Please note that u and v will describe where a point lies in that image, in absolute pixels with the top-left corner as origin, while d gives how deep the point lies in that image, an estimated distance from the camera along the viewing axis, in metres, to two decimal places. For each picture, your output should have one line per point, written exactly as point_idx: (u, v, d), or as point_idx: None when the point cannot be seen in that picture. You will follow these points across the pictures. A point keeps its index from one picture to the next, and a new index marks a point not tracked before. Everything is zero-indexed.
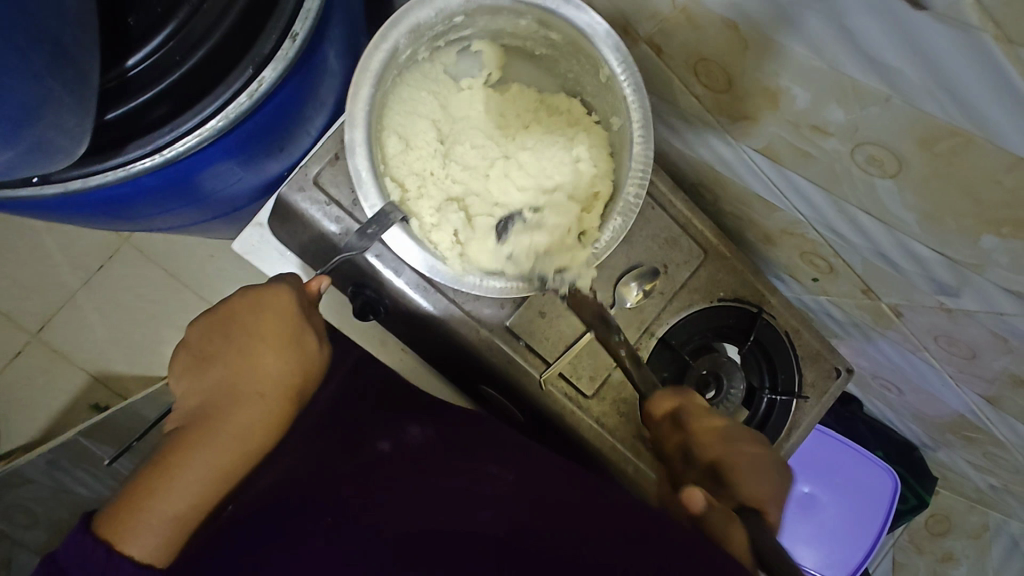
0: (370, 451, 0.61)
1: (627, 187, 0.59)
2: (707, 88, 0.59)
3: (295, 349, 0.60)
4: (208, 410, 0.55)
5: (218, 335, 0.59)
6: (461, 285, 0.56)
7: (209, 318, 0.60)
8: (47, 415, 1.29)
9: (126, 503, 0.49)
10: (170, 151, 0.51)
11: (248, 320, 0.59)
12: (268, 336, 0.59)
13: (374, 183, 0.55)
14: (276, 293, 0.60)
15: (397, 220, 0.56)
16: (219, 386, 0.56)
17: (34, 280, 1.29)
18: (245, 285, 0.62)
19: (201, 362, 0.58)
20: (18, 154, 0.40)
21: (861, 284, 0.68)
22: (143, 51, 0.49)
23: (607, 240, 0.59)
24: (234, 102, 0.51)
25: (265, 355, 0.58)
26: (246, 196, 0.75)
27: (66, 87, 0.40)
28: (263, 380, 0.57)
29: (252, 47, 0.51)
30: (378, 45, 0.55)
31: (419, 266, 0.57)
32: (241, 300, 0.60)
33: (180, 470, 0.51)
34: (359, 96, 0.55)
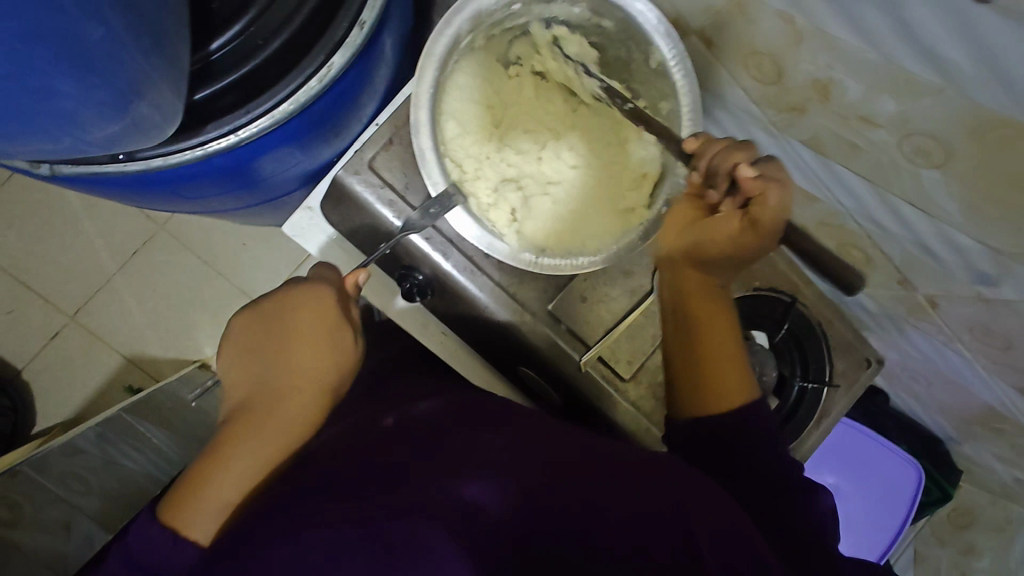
0: (379, 425, 0.60)
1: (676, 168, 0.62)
2: (756, 80, 0.61)
3: (331, 343, 0.61)
4: (251, 402, 0.58)
5: (262, 333, 0.61)
6: (519, 262, 0.62)
7: (251, 314, 0.63)
8: (84, 395, 1.33)
9: (183, 490, 0.54)
10: (244, 132, 0.53)
11: (289, 314, 0.61)
12: (306, 331, 0.60)
13: (437, 163, 0.61)
14: (318, 292, 0.62)
15: (459, 203, 0.62)
16: (263, 382, 0.59)
17: (74, 263, 1.33)
18: (290, 279, 0.64)
19: (248, 358, 0.61)
20: (120, 128, 0.44)
21: (898, 275, 0.70)
22: (226, 36, 0.51)
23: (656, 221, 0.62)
24: (305, 86, 0.54)
25: (302, 349, 0.60)
26: (295, 181, 0.77)
27: (162, 68, 0.43)
28: (300, 373, 0.59)
29: (324, 33, 0.54)
30: (443, 31, 0.59)
31: (480, 244, 0.62)
32: (283, 295, 0.62)
33: (231, 461, 0.55)
34: (425, 79, 0.59)
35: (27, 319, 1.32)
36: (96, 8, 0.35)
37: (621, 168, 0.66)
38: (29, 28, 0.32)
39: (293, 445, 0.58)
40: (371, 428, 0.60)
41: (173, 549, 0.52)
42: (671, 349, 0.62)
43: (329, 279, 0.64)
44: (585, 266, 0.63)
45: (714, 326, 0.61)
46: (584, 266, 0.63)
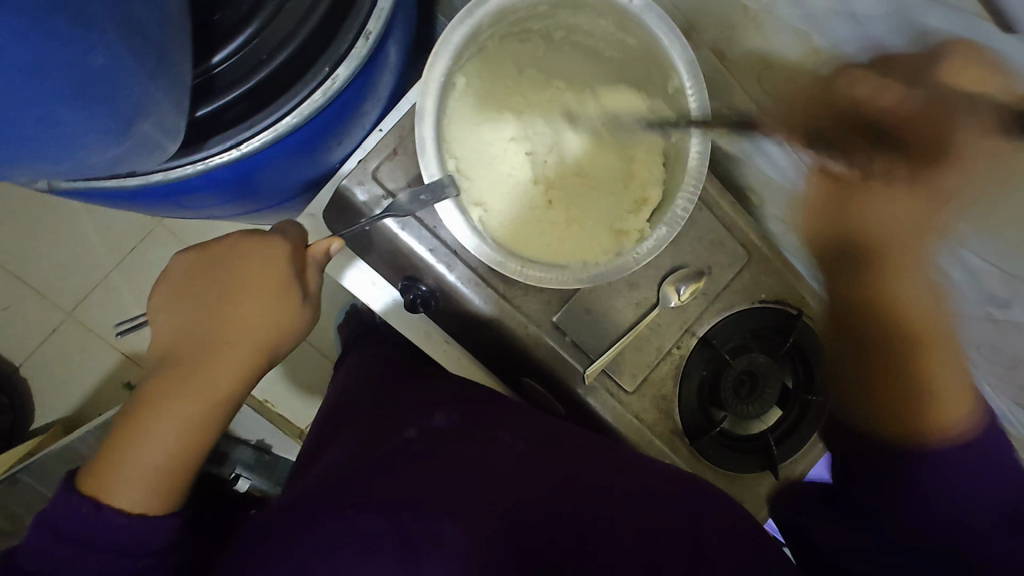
0: (396, 435, 0.58)
1: (677, 200, 0.59)
2: (770, 96, 0.60)
3: (269, 305, 0.60)
4: (179, 358, 0.58)
5: (195, 284, 0.61)
6: (503, 268, 0.57)
7: (194, 261, 0.62)
8: (81, 392, 1.32)
9: (107, 454, 0.56)
10: (247, 146, 0.52)
11: (229, 270, 0.60)
12: (245, 290, 0.60)
13: (437, 155, 0.57)
14: (271, 244, 0.61)
15: (451, 194, 0.58)
16: (194, 335, 0.59)
17: (71, 260, 1.31)
18: (239, 232, 0.63)
19: (180, 309, 0.60)
20: (122, 150, 0.42)
21: None
22: (228, 49, 0.50)
23: (649, 247, 0.59)
24: (309, 99, 0.52)
25: (236, 310, 0.59)
26: (297, 188, 0.75)
27: (165, 87, 0.42)
28: (233, 333, 0.59)
29: (329, 46, 0.52)
30: (461, 20, 0.56)
31: (468, 242, 0.58)
32: (231, 244, 0.61)
33: (157, 425, 0.56)
34: (436, 66, 0.56)
35: (21, 316, 1.31)
36: (96, 31, 0.33)
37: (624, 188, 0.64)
38: (35, 59, 0.31)
39: (221, 403, 0.58)
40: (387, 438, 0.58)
41: (99, 517, 0.53)
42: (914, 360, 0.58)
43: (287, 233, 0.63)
44: (569, 283, 0.59)
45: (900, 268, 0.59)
46: (568, 283, 0.59)
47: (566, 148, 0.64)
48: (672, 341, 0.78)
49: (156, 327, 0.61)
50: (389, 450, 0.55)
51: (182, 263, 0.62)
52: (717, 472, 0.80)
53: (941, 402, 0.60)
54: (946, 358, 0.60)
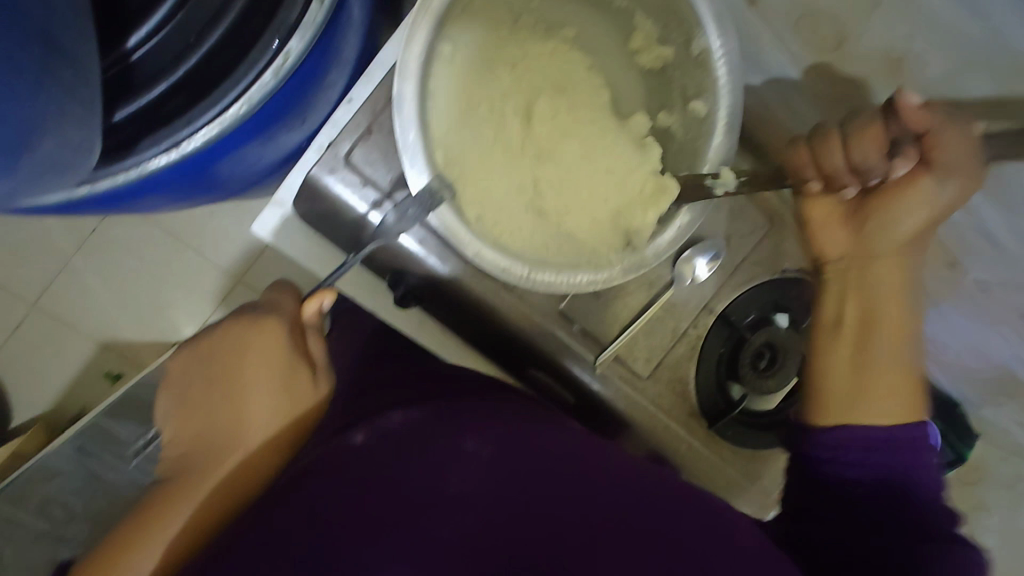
0: (342, 440, 0.51)
1: (701, 180, 0.53)
2: (809, 46, 0.50)
3: (286, 391, 0.52)
4: (193, 459, 0.49)
5: (197, 378, 0.53)
6: (508, 276, 0.51)
7: (196, 353, 0.54)
8: (61, 385, 1.25)
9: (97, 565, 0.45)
10: (187, 147, 0.42)
11: (228, 353, 0.52)
12: (246, 371, 0.51)
13: (422, 148, 0.48)
14: (262, 329, 0.53)
15: (445, 199, 0.49)
16: (204, 439, 0.50)
17: (27, 247, 1.21)
18: (238, 309, 0.56)
19: (185, 405, 0.53)
20: (21, 180, 0.33)
21: (946, 259, 0.64)
22: (145, 31, 0.41)
23: (671, 238, 0.54)
24: (258, 82, 0.42)
25: (252, 400, 0.51)
26: (265, 174, 0.66)
27: (66, 91, 0.32)
28: (251, 426, 0.50)
29: (276, 13, 0.42)
30: None
31: (466, 256, 0.50)
32: (225, 332, 0.54)
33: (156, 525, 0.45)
34: (415, 40, 0.48)
35: None
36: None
37: (631, 171, 0.54)
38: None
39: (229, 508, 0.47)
40: (335, 444, 0.51)
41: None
42: (829, 375, 0.53)
43: (284, 309, 0.56)
44: (583, 286, 0.53)
45: (876, 294, 0.53)
46: (580, 286, 0.52)
47: (568, 126, 0.54)
48: (689, 322, 0.72)
49: (165, 434, 0.53)
50: (333, 456, 0.49)
51: (181, 357, 0.55)
52: (736, 452, 0.76)
53: (883, 400, 0.51)
54: (893, 373, 0.52)
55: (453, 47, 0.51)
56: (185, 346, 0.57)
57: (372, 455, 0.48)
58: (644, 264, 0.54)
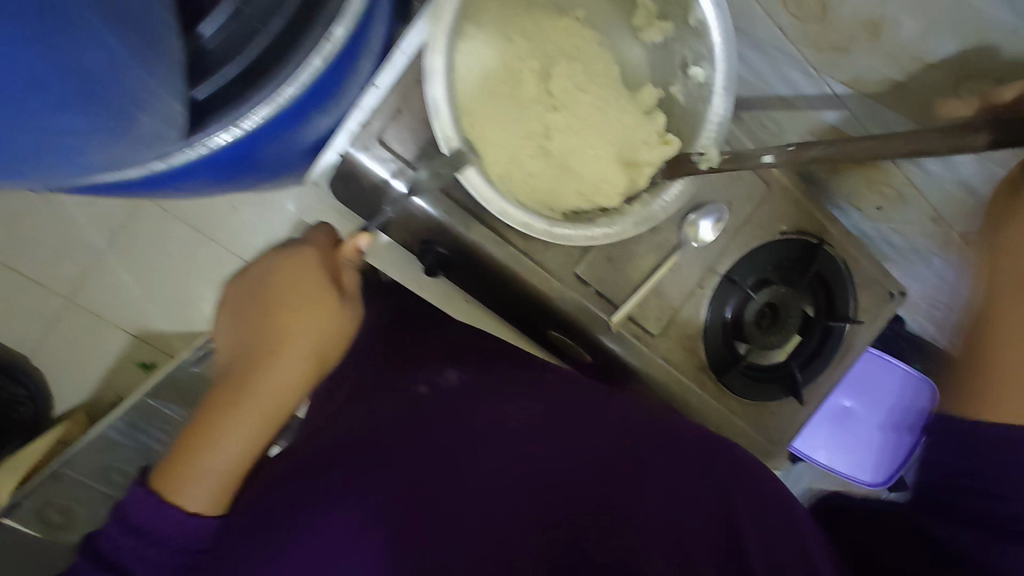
0: (408, 391, 0.60)
1: (700, 142, 0.59)
2: (795, 18, 0.55)
3: (320, 309, 0.60)
4: (246, 365, 0.58)
5: (248, 302, 0.61)
6: (531, 231, 0.57)
7: (246, 282, 0.62)
8: (98, 376, 1.31)
9: (178, 450, 0.54)
10: (247, 124, 0.47)
11: (273, 281, 0.60)
12: (290, 294, 0.60)
13: (452, 119, 0.54)
14: (300, 259, 0.61)
15: (471, 162, 0.55)
16: (253, 348, 0.58)
17: (61, 245, 1.27)
18: (278, 246, 0.64)
19: (239, 322, 0.61)
20: (126, 147, 0.40)
21: (931, 212, 0.69)
22: (216, 20, 0.46)
23: (674, 195, 0.61)
24: (306, 66, 0.47)
25: (292, 316, 0.59)
26: (299, 163, 0.71)
27: (161, 73, 0.39)
28: (292, 336, 0.58)
29: (324, 7, 0.48)
30: None
31: (492, 212, 0.56)
32: (270, 264, 0.62)
33: (225, 423, 0.55)
34: (443, 18, 0.52)
35: None
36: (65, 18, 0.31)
37: (637, 131, 0.61)
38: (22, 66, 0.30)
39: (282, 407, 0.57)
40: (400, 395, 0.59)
41: (158, 512, 0.49)
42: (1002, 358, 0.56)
43: (317, 244, 0.64)
44: (598, 238, 0.59)
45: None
46: (595, 238, 0.59)
47: (578, 97, 0.60)
48: (695, 282, 0.78)
49: (222, 346, 0.62)
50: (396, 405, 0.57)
51: (234, 287, 0.63)
52: (743, 403, 0.82)
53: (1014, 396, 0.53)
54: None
55: (477, 29, 0.57)
56: (234, 276, 0.65)
57: (427, 407, 0.57)
58: (648, 217, 0.61)
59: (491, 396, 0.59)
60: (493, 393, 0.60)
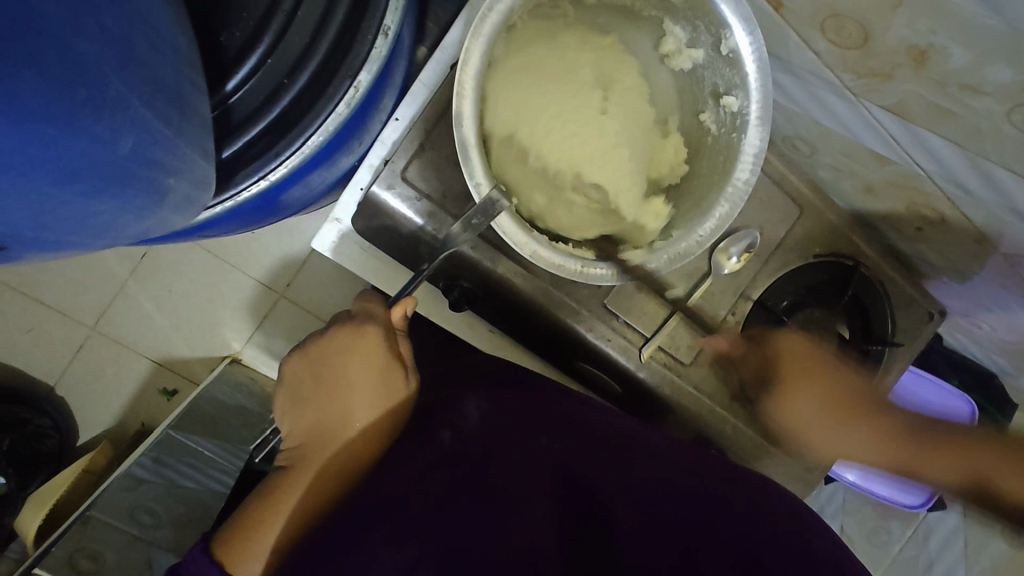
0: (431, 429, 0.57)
1: (737, 173, 0.56)
2: (833, 44, 0.53)
3: (388, 395, 0.56)
4: (310, 446, 0.54)
5: (308, 383, 0.57)
6: (565, 273, 0.55)
7: (303, 358, 0.58)
8: (120, 403, 1.31)
9: (238, 525, 0.51)
10: (275, 175, 0.46)
11: (336, 359, 0.56)
12: (358, 378, 0.55)
13: (480, 160, 0.53)
14: (367, 337, 0.56)
15: (503, 208, 0.54)
16: (317, 428, 0.55)
17: (84, 273, 1.27)
18: (340, 314, 0.58)
19: (301, 404, 0.57)
20: (162, 215, 0.39)
21: (977, 234, 0.66)
22: (242, 74, 0.44)
23: (710, 229, 0.57)
24: (334, 113, 0.47)
25: (359, 402, 0.55)
26: (319, 195, 0.70)
27: (193, 140, 0.38)
28: (358, 423, 0.54)
29: (349, 52, 0.46)
30: (493, 6, 0.51)
31: (523, 256, 0.55)
32: (330, 343, 0.56)
33: (288, 504, 0.52)
34: (470, 60, 0.51)
35: (45, 336, 1.28)
36: (102, 106, 0.29)
37: (659, 159, 0.60)
38: (71, 164, 0.29)
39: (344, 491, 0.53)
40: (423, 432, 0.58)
41: None
42: None
43: (376, 317, 0.57)
44: (633, 277, 0.57)
45: None
46: (628, 277, 0.58)
47: (603, 132, 0.58)
48: (727, 309, 0.76)
49: (282, 426, 0.58)
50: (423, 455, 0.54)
51: (292, 360, 0.58)
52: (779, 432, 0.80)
53: None
54: None
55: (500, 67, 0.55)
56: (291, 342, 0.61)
57: (455, 458, 0.54)
58: (689, 254, 0.57)
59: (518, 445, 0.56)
60: (515, 437, 0.58)
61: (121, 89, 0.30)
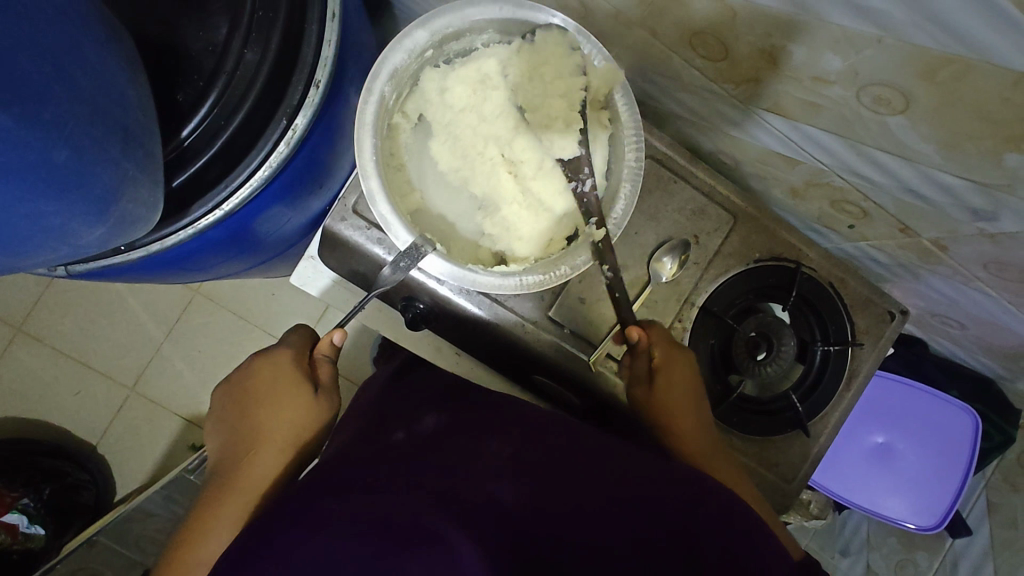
0: (385, 438, 0.59)
1: (626, 155, 0.63)
2: (706, 59, 0.60)
3: (293, 398, 0.63)
4: (232, 459, 0.60)
5: (228, 409, 0.65)
6: (505, 287, 0.61)
7: (226, 390, 0.67)
8: (154, 459, 1.40)
9: (179, 552, 0.55)
10: (228, 205, 0.58)
11: (252, 381, 0.65)
12: (268, 390, 0.64)
13: (383, 192, 0.61)
14: (277, 358, 0.66)
15: (429, 251, 0.61)
16: (236, 444, 0.62)
17: (125, 338, 1.41)
18: (258, 351, 0.69)
19: (223, 428, 0.64)
20: (107, 228, 0.47)
21: (898, 224, 0.68)
22: (193, 123, 0.56)
23: (622, 210, 0.64)
24: (275, 151, 0.58)
25: (267, 409, 0.63)
26: (295, 235, 0.80)
27: (135, 165, 0.46)
28: (270, 427, 0.62)
29: (283, 99, 0.58)
30: (379, 71, 0.61)
31: (467, 286, 0.62)
32: (248, 370, 0.67)
33: (215, 514, 0.56)
34: (368, 101, 0.61)
35: (90, 398, 1.40)
36: (60, 131, 0.38)
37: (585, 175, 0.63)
38: (13, 166, 0.37)
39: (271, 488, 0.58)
40: (379, 441, 0.58)
41: None
42: None
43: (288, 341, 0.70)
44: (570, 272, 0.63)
45: None
46: (567, 272, 0.63)
47: (508, 142, 0.64)
48: (674, 316, 0.79)
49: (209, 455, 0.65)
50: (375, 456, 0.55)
51: (219, 396, 0.67)
52: (745, 439, 0.80)
53: None
54: None
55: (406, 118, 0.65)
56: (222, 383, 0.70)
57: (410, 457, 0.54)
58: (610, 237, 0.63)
59: (467, 439, 0.57)
60: (464, 438, 0.58)
61: (61, 109, 0.38)
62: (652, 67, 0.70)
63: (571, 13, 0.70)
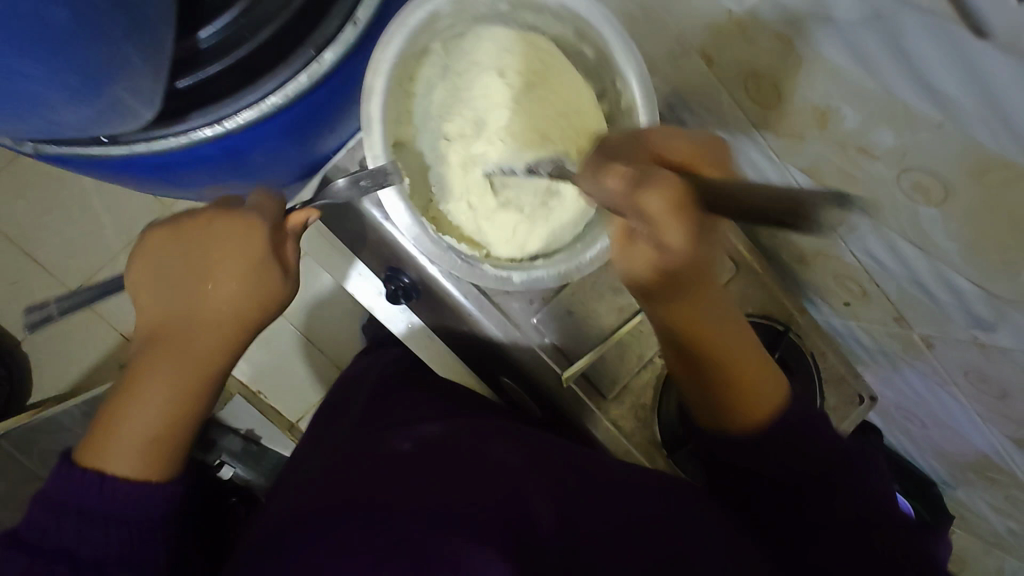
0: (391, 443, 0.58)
1: None
2: (756, 103, 0.59)
3: (251, 282, 0.61)
4: (172, 329, 0.60)
5: (178, 268, 0.62)
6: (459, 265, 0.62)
7: (178, 236, 0.62)
8: (80, 369, 1.32)
9: (105, 423, 0.59)
10: (230, 122, 0.54)
11: (211, 242, 0.61)
12: (219, 259, 0.60)
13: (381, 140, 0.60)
14: (245, 224, 0.60)
15: (393, 181, 0.59)
16: (178, 312, 0.61)
17: (78, 237, 1.32)
18: (221, 202, 0.63)
19: (162, 289, 0.61)
20: (93, 110, 0.43)
21: (894, 312, 0.68)
22: (214, 26, 0.51)
23: (594, 256, 0.65)
24: (294, 80, 0.54)
25: (215, 286, 0.60)
26: (291, 174, 0.75)
27: (140, 53, 0.42)
28: (216, 309, 0.61)
29: (315, 29, 0.53)
30: (421, 5, 0.59)
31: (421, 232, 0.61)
32: (208, 222, 0.61)
33: (145, 395, 0.59)
34: (394, 39, 0.58)
35: (27, 290, 1.31)
36: None
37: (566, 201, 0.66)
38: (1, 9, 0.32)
39: (210, 378, 0.61)
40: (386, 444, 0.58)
41: (98, 485, 0.56)
42: None
43: (265, 209, 0.62)
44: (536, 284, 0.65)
45: None
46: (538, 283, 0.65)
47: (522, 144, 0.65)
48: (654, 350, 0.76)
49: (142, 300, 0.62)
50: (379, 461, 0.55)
51: (165, 237, 0.63)
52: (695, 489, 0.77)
53: None
54: None
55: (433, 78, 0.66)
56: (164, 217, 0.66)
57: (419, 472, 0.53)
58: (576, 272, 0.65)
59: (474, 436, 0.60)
60: (471, 440, 0.60)
61: None
62: (698, 98, 0.68)
63: (631, 20, 0.67)
